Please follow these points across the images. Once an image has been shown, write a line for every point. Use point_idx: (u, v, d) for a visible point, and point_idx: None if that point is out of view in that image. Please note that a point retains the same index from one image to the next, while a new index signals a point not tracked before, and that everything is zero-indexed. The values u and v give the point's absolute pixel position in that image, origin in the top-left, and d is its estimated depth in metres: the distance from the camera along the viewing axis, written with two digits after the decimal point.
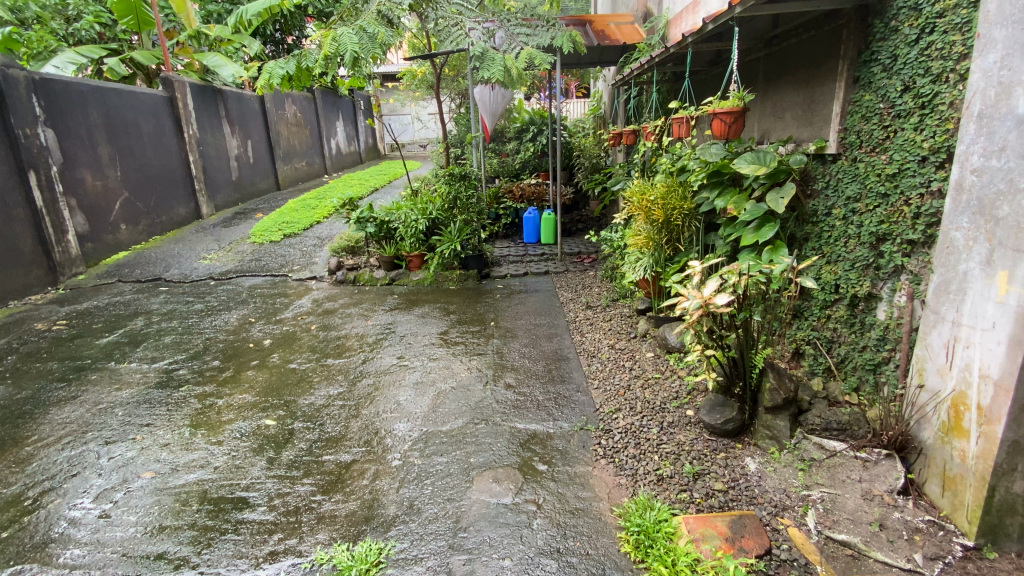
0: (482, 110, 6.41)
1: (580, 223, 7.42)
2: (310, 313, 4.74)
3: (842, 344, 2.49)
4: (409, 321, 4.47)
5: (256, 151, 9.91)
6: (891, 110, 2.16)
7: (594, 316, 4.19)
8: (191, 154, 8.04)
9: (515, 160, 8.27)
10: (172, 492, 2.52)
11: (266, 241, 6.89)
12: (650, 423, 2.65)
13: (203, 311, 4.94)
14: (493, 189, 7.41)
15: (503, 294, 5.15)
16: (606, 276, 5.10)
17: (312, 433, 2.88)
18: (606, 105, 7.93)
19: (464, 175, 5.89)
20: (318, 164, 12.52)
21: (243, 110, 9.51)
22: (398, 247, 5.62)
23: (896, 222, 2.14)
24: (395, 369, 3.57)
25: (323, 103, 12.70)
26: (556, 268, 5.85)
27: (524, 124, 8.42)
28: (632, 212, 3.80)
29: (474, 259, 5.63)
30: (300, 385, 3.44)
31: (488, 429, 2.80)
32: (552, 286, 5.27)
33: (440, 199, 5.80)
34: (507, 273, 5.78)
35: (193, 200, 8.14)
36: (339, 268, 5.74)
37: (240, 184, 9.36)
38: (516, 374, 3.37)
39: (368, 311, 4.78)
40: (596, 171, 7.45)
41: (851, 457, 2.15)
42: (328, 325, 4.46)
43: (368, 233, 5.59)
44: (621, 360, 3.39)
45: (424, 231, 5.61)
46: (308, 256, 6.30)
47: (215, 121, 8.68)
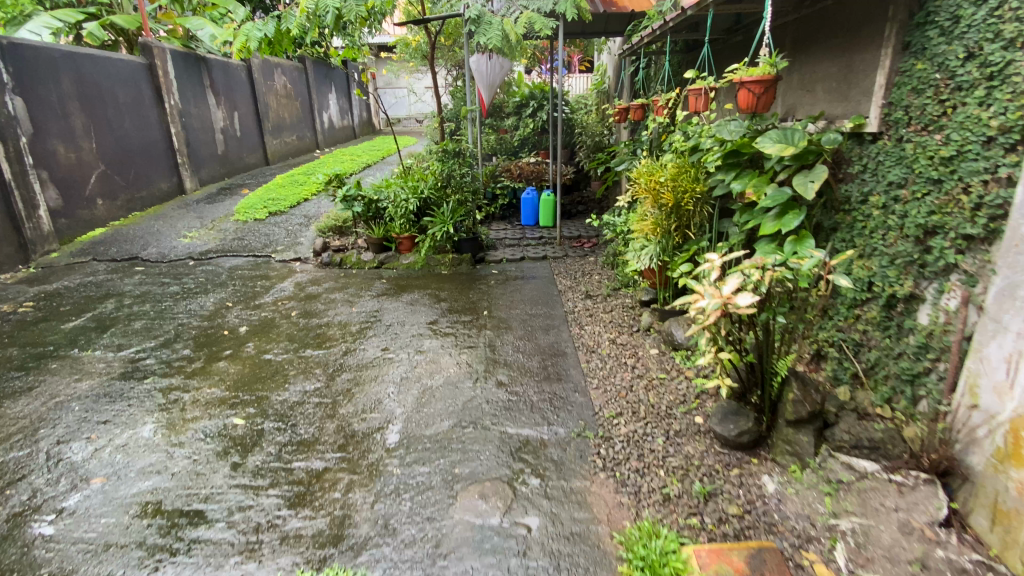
0: (479, 81, 6.00)
1: (580, 205, 7.10)
2: (292, 298, 4.46)
3: (873, 349, 2.23)
4: (397, 309, 4.19)
5: (243, 123, 9.50)
6: (949, 82, 1.85)
7: (594, 307, 3.90)
8: (173, 126, 7.64)
9: (514, 137, 7.89)
10: (122, 502, 2.25)
11: (251, 218, 6.56)
12: (654, 432, 2.39)
13: (178, 294, 4.65)
14: (490, 167, 7.07)
15: (497, 280, 4.86)
16: (607, 263, 4.82)
17: (282, 436, 2.62)
18: (611, 80, 7.52)
19: (458, 152, 5.54)
20: (310, 138, 12.09)
21: (229, 79, 9.07)
22: (387, 228, 5.31)
23: (950, 214, 1.85)
24: (378, 362, 3.30)
25: (315, 74, 12.22)
26: (554, 253, 5.55)
27: (524, 98, 8.01)
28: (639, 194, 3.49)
29: (468, 242, 5.32)
30: (274, 379, 3.17)
31: (476, 434, 2.54)
32: (550, 273, 4.98)
33: (433, 177, 5.47)
34: (503, 257, 5.49)
35: (175, 175, 7.77)
36: (325, 249, 5.43)
37: (227, 158, 8.96)
38: (508, 369, 3.12)
39: (354, 296, 4.50)
40: (598, 150, 7.10)
41: (885, 480, 1.89)
42: (310, 311, 4.17)
43: (355, 212, 5.28)
44: (623, 357, 3.12)
45: (415, 211, 5.30)
46: (293, 236, 5.99)
47: (198, 92, 8.25)
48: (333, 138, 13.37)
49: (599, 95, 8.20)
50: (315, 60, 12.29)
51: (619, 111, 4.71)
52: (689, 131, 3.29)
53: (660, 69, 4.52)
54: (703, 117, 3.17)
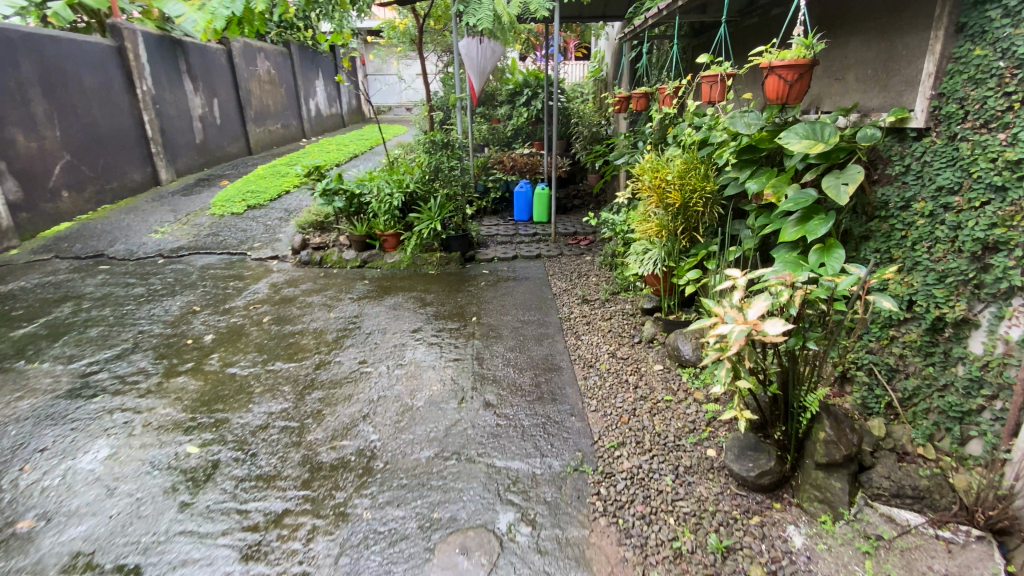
0: (468, 67, 5.60)
1: (576, 199, 6.79)
2: (265, 302, 4.13)
3: (912, 376, 1.95)
4: (378, 314, 3.87)
5: (224, 111, 9.06)
6: (1016, 70, 1.55)
7: (592, 314, 3.61)
8: (146, 114, 7.22)
9: (507, 126, 7.53)
10: (47, 554, 1.95)
11: (228, 212, 6.20)
12: (662, 468, 2.10)
13: (143, 297, 4.31)
14: (481, 159, 6.73)
15: (488, 282, 4.55)
16: (605, 264, 4.51)
17: (240, 469, 2.32)
18: (609, 67, 7.16)
19: (447, 143, 5.19)
20: (296, 127, 11.65)
21: (208, 64, 8.62)
22: (371, 225, 4.97)
23: (1017, 228, 1.56)
24: (354, 377, 2.99)
25: (300, 59, 11.74)
26: (549, 251, 5.24)
27: (517, 86, 7.64)
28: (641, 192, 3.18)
29: (457, 239, 5.00)
30: (238, 397, 2.86)
31: (459, 467, 2.24)
32: (545, 273, 4.67)
33: (419, 171, 5.16)
34: (495, 256, 5.17)
35: (149, 165, 7.36)
36: (304, 247, 5.09)
37: (206, 147, 8.54)
38: (498, 387, 2.81)
39: (333, 299, 4.17)
40: (596, 141, 6.76)
41: (932, 537, 1.62)
42: (283, 317, 3.84)
43: (336, 208, 4.94)
44: (624, 373, 2.82)
45: (400, 207, 4.96)
46: (272, 231, 5.65)
47: (173, 77, 7.81)
48: (320, 126, 12.92)
49: (597, 83, 7.85)
50: (301, 45, 11.82)
51: (618, 102, 4.38)
52: (699, 124, 2.97)
53: (664, 54, 4.18)
54: (715, 108, 2.86)
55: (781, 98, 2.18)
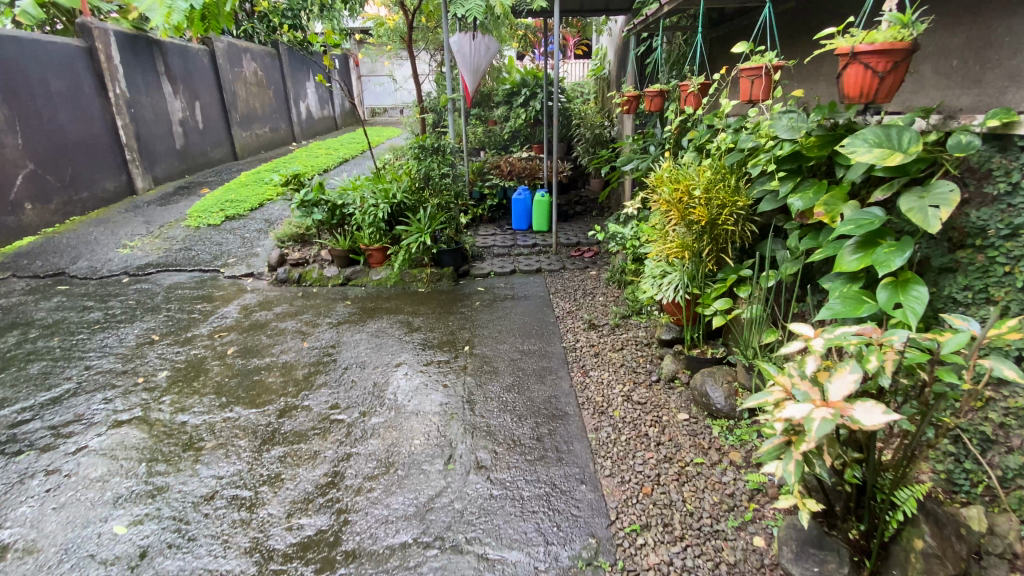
0: (461, 65, 5.16)
1: (578, 205, 6.36)
2: (233, 329, 3.69)
3: (1021, 453, 1.52)
4: (357, 342, 3.42)
5: (207, 114, 8.63)
6: None
7: (600, 343, 3.16)
8: (119, 118, 6.79)
9: (504, 129, 7.10)
10: None
11: (203, 223, 5.75)
12: (698, 565, 1.66)
13: (99, 323, 3.87)
14: (477, 164, 6.30)
15: (483, 301, 4.11)
16: (612, 280, 4.07)
17: (171, 559, 1.88)
18: (612, 65, 6.73)
19: (438, 148, 4.71)
20: (285, 130, 11.21)
21: (188, 65, 8.19)
22: (354, 239, 4.52)
23: None
24: (324, 427, 2.54)
25: (289, 60, 11.32)
26: (550, 264, 4.80)
27: (515, 86, 7.20)
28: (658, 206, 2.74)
29: (450, 253, 4.54)
30: (184, 455, 2.42)
31: (443, 560, 1.79)
32: (546, 291, 4.23)
33: (408, 178, 4.67)
34: (491, 271, 4.73)
35: (124, 173, 6.92)
36: (281, 263, 4.64)
37: (186, 152, 8.10)
38: (492, 441, 2.36)
39: (309, 324, 3.73)
40: (599, 144, 6.33)
41: None
42: (250, 348, 3.41)
43: (316, 220, 4.51)
44: (642, 424, 2.37)
45: (386, 219, 4.51)
46: (249, 245, 5.21)
47: (150, 79, 7.38)
48: (311, 129, 12.49)
49: (599, 82, 7.41)
50: (290, 46, 11.40)
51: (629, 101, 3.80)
52: (726, 128, 2.55)
53: (678, 49, 3.76)
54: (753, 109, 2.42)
55: (868, 95, 1.73)
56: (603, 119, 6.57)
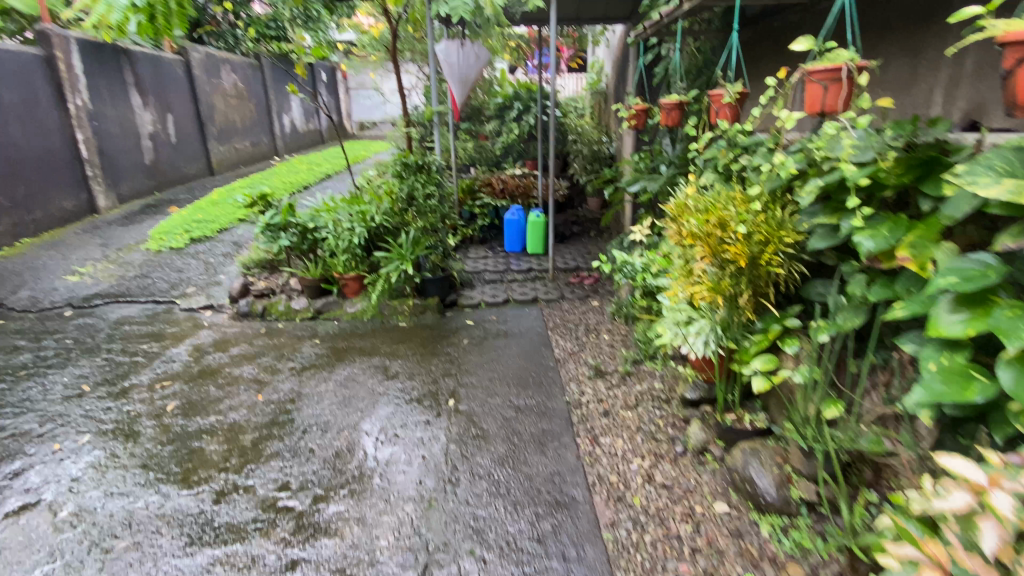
0: (448, 75, 4.71)
1: (575, 226, 5.91)
2: (180, 376, 3.17)
3: None
4: (322, 394, 2.91)
5: (180, 128, 8.13)
6: None
7: (609, 398, 2.67)
8: (79, 132, 6.25)
9: (495, 144, 6.67)
10: None
11: (165, 247, 5.23)
12: None
13: (24, 368, 3.33)
14: (466, 181, 5.86)
15: (472, 338, 3.60)
16: (617, 314, 3.58)
17: None
18: (610, 78, 6.34)
19: (423, 165, 4.09)
20: (267, 144, 10.72)
21: (160, 76, 7.70)
22: (328, 266, 4.02)
23: None
24: (269, 519, 2.03)
25: (272, 72, 10.88)
26: (547, 293, 4.33)
27: (507, 99, 6.77)
28: (680, 240, 2.27)
29: (435, 282, 4.05)
30: (86, 561, 1.90)
31: None
32: (542, 326, 3.75)
33: (388, 198, 4.18)
34: (481, 301, 4.23)
35: (84, 190, 6.38)
36: (245, 295, 4.12)
37: (156, 168, 7.58)
38: (480, 543, 1.85)
39: (270, 369, 3.22)
40: (597, 160, 5.91)
41: None
42: (194, 403, 2.89)
43: (284, 246, 4.00)
44: (669, 518, 1.88)
45: (363, 245, 4.02)
46: (213, 272, 4.70)
47: (116, 90, 6.87)
48: (295, 143, 11.99)
49: (596, 96, 7.02)
50: (273, 57, 10.97)
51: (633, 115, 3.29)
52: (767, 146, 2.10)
53: (691, 57, 3.35)
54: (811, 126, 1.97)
55: None
56: (601, 134, 6.16)
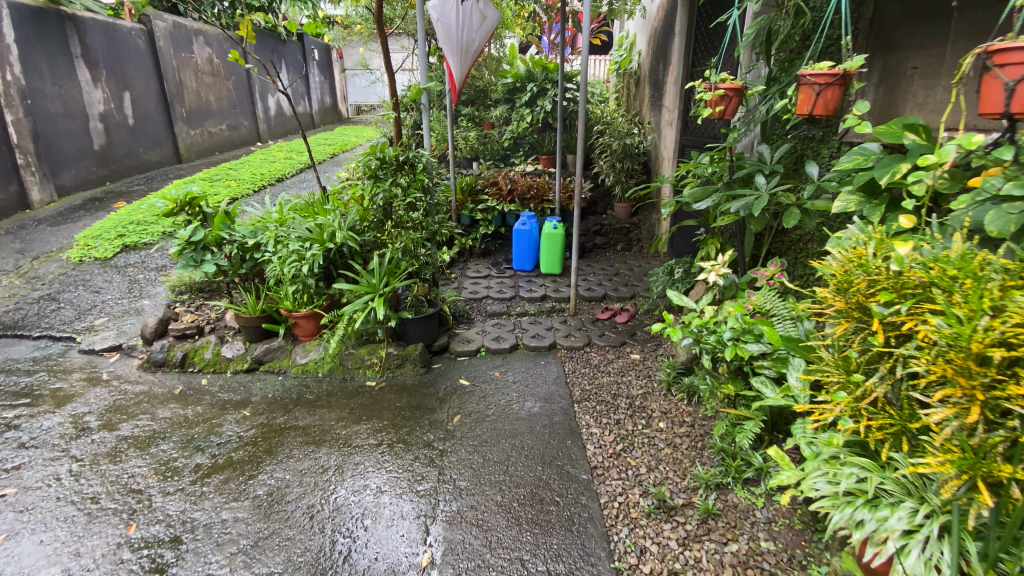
0: (443, 41, 3.57)
1: (598, 236, 4.84)
2: (29, 483, 2.10)
3: None
4: (229, 531, 1.85)
5: (141, 108, 6.99)
6: None
7: (687, 568, 1.61)
8: (8, 112, 5.13)
9: (503, 134, 5.53)
10: None
11: (86, 256, 4.15)
12: None
13: None
14: (466, 180, 4.76)
15: (466, 416, 2.47)
16: (673, 385, 2.51)
17: None
18: (645, 56, 5.22)
19: (405, 163, 2.96)
20: (247, 127, 9.59)
21: (117, 48, 6.54)
22: (273, 300, 2.95)
23: None
24: None
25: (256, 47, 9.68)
26: (566, 333, 3.27)
27: (518, 80, 5.61)
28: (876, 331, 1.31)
29: (418, 323, 2.96)
30: None
31: None
32: (564, 390, 2.69)
33: (359, 205, 3.10)
34: (479, 345, 3.15)
35: (14, 181, 5.26)
36: (163, 335, 3.04)
37: (108, 155, 6.47)
38: None
39: (167, 469, 2.17)
40: (628, 157, 4.82)
41: None
42: (28, 545, 1.82)
43: (212, 271, 2.93)
44: None
45: (322, 272, 2.95)
46: (136, 295, 3.62)
47: (58, 63, 5.74)
48: (281, 127, 10.83)
49: (623, 79, 5.86)
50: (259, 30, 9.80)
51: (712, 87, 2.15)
52: None
53: (817, 14, 2.24)
54: None
55: None
56: (631, 124, 5.07)
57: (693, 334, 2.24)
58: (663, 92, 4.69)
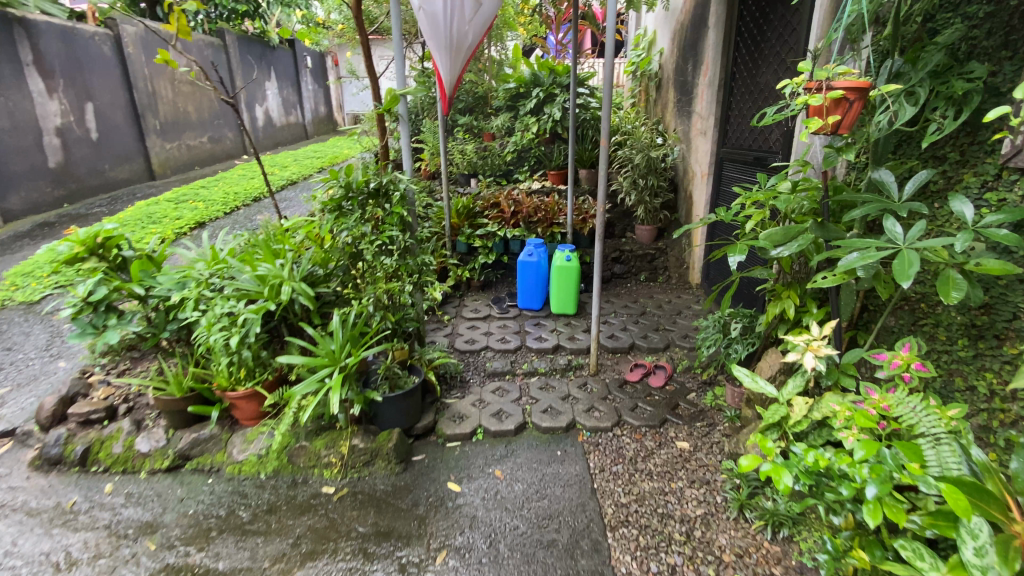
0: (428, 37, 2.89)
1: (617, 264, 4.13)
2: None
3: None
4: None
5: (107, 121, 6.35)
6: None
7: None
8: None
9: (505, 148, 4.82)
10: None
11: (7, 299, 3.47)
12: None
13: None
14: (462, 200, 4.07)
15: (455, 553, 1.75)
16: (748, 507, 1.79)
17: None
18: (669, 55, 4.53)
19: (376, 191, 2.29)
20: (231, 139, 8.94)
21: (76, 55, 5.92)
22: (205, 374, 2.23)
23: None
24: None
25: (242, 54, 9.03)
26: (588, 403, 2.53)
27: (522, 84, 4.91)
28: None
29: (395, 404, 2.22)
30: None
31: None
32: (590, 499, 1.97)
33: (317, 245, 2.40)
34: (476, 426, 2.41)
35: None
36: (66, 419, 2.35)
37: (67, 173, 5.83)
38: None
39: None
40: (653, 172, 4.09)
41: None
42: None
43: (125, 335, 2.23)
44: None
45: (268, 332, 2.25)
46: (55, 356, 2.94)
47: (4, 71, 5.10)
48: (270, 138, 10.19)
49: (641, 81, 5.17)
50: (245, 36, 9.16)
51: (813, 85, 1.43)
52: None
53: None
54: None
55: None
56: (654, 133, 4.36)
57: (799, 472, 1.49)
58: (693, 95, 3.97)
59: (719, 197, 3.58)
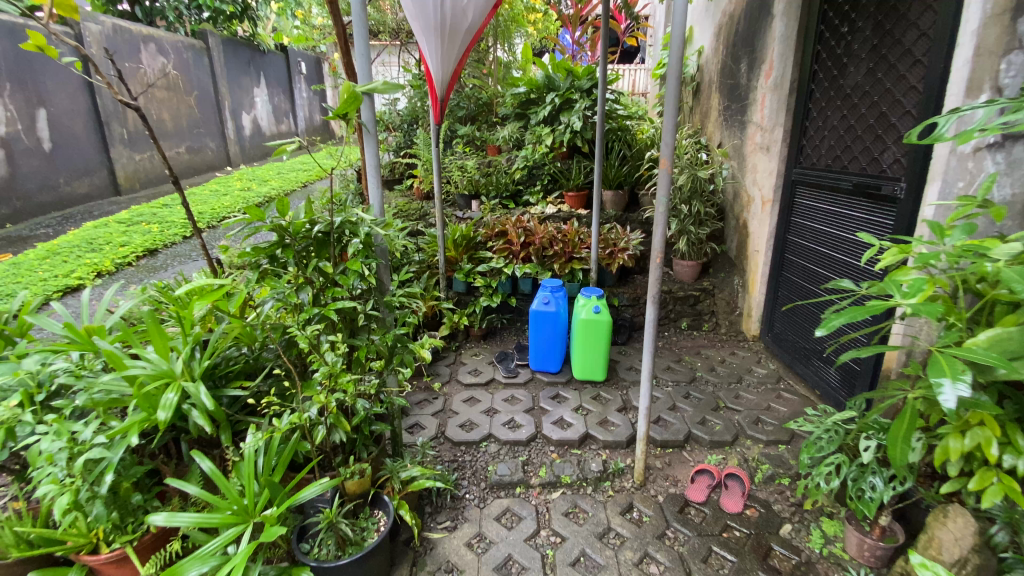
0: (411, 18, 2.12)
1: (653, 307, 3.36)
2: None
3: None
4: None
5: (64, 130, 5.61)
6: None
7: None
8: None
9: (513, 163, 4.05)
10: None
11: None
12: None
13: None
14: (459, 228, 3.27)
15: None
16: None
17: None
18: (710, 56, 3.78)
19: (327, 236, 1.53)
20: (214, 149, 8.23)
21: (25, 56, 5.18)
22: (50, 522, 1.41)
23: None
24: None
25: (228, 58, 8.34)
26: (639, 544, 1.73)
27: (533, 89, 4.15)
28: None
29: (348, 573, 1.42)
30: None
31: None
32: None
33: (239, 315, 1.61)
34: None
35: None
36: None
37: (10, 188, 5.08)
38: None
39: None
40: (698, 194, 3.31)
41: None
42: None
43: None
44: None
45: (149, 455, 1.43)
46: None
47: None
48: (257, 148, 9.49)
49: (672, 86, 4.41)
50: (233, 38, 8.48)
51: None
52: None
53: None
54: None
55: None
56: (697, 146, 3.60)
57: None
58: (749, 101, 3.18)
59: (789, 231, 2.78)
